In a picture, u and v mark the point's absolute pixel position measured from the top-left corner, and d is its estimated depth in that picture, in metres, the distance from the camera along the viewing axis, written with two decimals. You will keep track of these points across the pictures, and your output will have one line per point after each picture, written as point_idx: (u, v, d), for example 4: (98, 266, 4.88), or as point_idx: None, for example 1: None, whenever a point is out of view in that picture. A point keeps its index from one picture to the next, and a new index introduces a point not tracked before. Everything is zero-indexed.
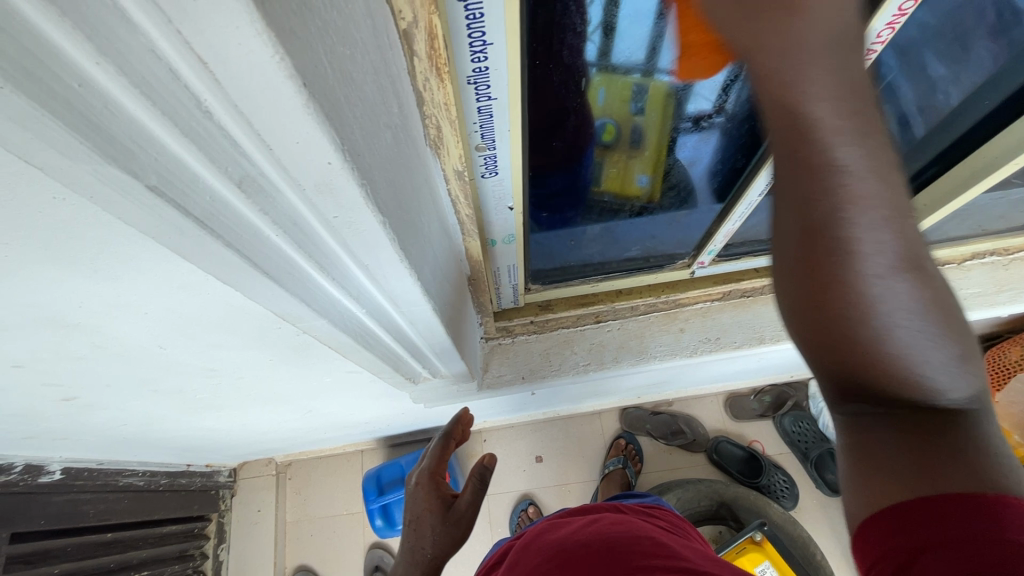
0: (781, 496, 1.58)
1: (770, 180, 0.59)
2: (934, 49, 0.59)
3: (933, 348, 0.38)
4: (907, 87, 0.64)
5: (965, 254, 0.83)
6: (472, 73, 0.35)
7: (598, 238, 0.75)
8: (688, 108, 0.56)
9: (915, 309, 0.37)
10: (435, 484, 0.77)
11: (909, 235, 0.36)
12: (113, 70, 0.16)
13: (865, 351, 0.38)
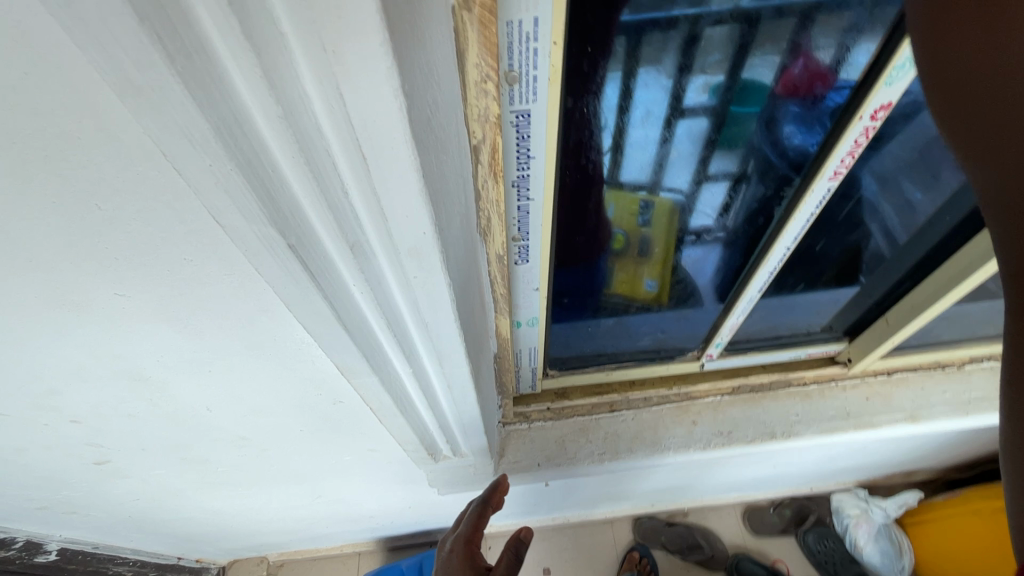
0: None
1: (768, 279, 0.66)
2: (908, 177, 0.73)
3: None
4: (888, 207, 0.76)
5: (963, 358, 0.88)
6: (516, 178, 0.44)
7: (612, 329, 0.86)
8: (693, 222, 0.74)
9: None
10: (471, 553, 0.66)
11: None
12: (301, 161, 0.24)
13: None
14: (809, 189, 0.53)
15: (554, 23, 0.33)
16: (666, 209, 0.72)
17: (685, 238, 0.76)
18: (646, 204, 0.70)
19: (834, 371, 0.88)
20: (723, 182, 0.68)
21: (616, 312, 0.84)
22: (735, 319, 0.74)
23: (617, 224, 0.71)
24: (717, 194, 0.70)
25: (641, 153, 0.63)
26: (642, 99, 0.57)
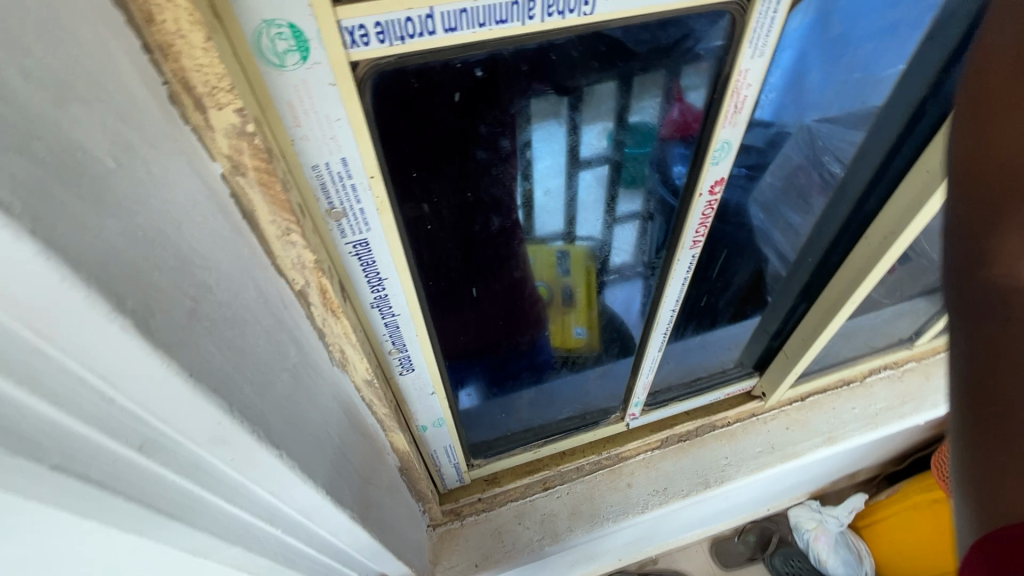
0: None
1: (665, 336, 0.65)
2: (787, 205, 0.73)
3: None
4: (778, 233, 0.75)
5: (865, 371, 0.93)
6: (373, 299, 0.41)
7: (532, 399, 0.82)
8: (614, 261, 0.58)
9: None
10: None
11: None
12: (28, 391, 0.19)
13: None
14: (675, 260, 0.53)
15: (365, 162, 0.32)
16: (580, 257, 0.57)
17: (606, 280, 0.61)
18: (563, 254, 0.56)
19: (753, 406, 0.90)
20: (633, 223, 0.53)
21: (536, 379, 0.79)
22: (645, 377, 0.74)
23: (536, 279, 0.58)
24: (633, 235, 0.55)
25: (547, 206, 0.49)
26: (545, 168, 0.45)
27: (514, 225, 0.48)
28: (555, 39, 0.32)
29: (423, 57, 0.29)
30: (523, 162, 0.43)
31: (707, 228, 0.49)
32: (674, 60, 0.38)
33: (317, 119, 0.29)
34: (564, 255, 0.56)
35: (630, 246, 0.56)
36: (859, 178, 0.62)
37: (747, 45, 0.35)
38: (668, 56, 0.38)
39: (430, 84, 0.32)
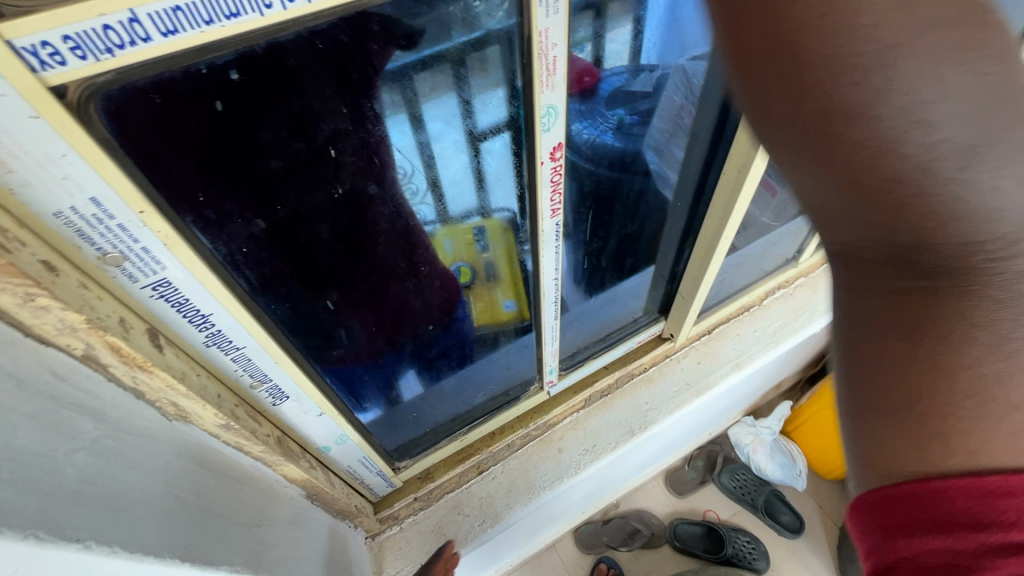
0: (753, 559, 1.55)
1: (556, 304, 0.65)
2: (674, 142, 0.73)
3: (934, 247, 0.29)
4: (671, 172, 0.75)
5: (760, 295, 0.99)
6: (204, 338, 0.37)
7: (456, 389, 0.85)
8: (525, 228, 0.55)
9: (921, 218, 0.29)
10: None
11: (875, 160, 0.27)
12: None
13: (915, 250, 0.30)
14: (540, 231, 0.52)
15: (123, 196, 0.28)
16: (497, 230, 0.57)
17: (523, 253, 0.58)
18: (478, 231, 0.57)
19: (665, 348, 0.93)
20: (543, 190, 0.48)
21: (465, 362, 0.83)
22: (551, 347, 0.75)
23: (455, 258, 0.60)
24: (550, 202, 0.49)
25: (455, 182, 0.50)
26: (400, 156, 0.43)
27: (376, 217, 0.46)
28: (312, 27, 0.29)
29: (150, 69, 0.25)
30: (416, 138, 0.43)
31: (561, 196, 0.48)
32: (491, 33, 0.37)
33: (33, 160, 0.24)
34: (479, 232, 0.57)
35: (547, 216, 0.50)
36: (706, 124, 0.62)
37: (537, 6, 0.33)
38: (480, 29, 0.36)
39: (180, 96, 0.28)
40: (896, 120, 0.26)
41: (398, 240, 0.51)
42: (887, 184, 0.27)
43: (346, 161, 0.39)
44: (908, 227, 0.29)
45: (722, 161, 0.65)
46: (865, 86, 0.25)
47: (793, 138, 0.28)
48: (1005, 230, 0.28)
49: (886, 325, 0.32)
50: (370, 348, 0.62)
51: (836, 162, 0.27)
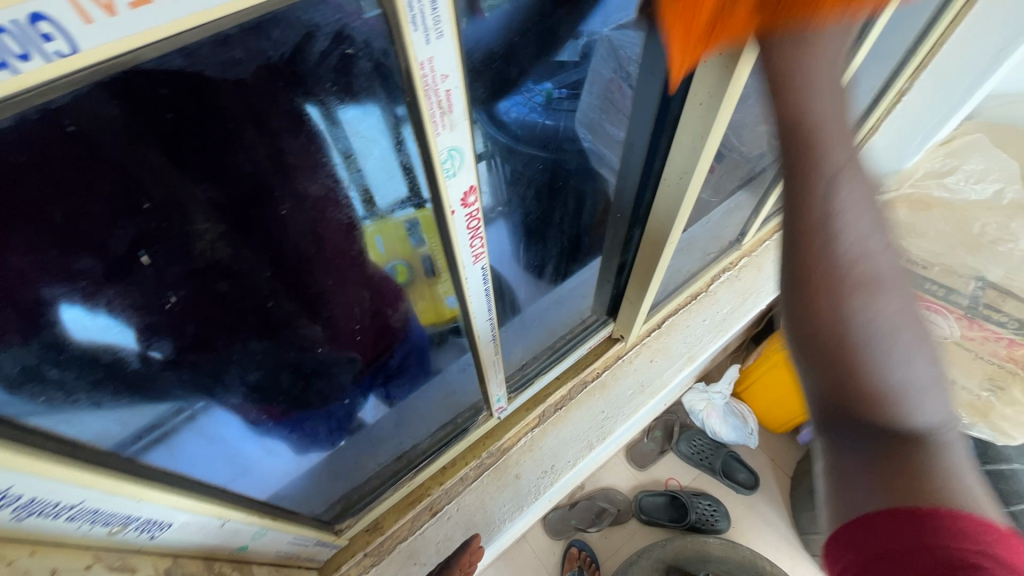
0: (716, 519, 1.60)
1: (495, 340, 0.57)
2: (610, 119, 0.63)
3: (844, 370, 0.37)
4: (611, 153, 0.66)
5: (707, 281, 0.96)
6: (11, 515, 0.27)
7: (397, 419, 0.78)
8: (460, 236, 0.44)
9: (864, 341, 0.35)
10: None
11: (805, 313, 0.38)
12: None
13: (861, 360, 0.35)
14: (464, 280, 0.43)
15: None
16: (431, 223, 0.44)
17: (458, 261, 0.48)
18: (411, 225, 0.45)
19: (617, 349, 0.89)
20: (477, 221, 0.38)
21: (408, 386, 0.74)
22: (495, 379, 0.67)
23: (388, 256, 0.49)
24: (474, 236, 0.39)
25: (384, 175, 0.39)
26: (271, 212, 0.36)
27: (252, 283, 0.39)
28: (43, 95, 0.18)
29: None
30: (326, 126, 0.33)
31: (483, 241, 0.40)
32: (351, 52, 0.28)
33: None
34: (412, 226, 0.45)
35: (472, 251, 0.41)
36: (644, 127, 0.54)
37: (409, 28, 0.24)
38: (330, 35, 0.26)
39: None
40: (848, 241, 0.36)
41: (289, 296, 0.44)
42: (841, 294, 0.36)
43: (196, 231, 0.32)
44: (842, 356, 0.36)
45: (663, 166, 0.57)
46: (820, 227, 0.36)
47: (798, 277, 0.38)
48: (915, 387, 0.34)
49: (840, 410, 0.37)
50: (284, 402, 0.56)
51: (805, 303, 0.38)
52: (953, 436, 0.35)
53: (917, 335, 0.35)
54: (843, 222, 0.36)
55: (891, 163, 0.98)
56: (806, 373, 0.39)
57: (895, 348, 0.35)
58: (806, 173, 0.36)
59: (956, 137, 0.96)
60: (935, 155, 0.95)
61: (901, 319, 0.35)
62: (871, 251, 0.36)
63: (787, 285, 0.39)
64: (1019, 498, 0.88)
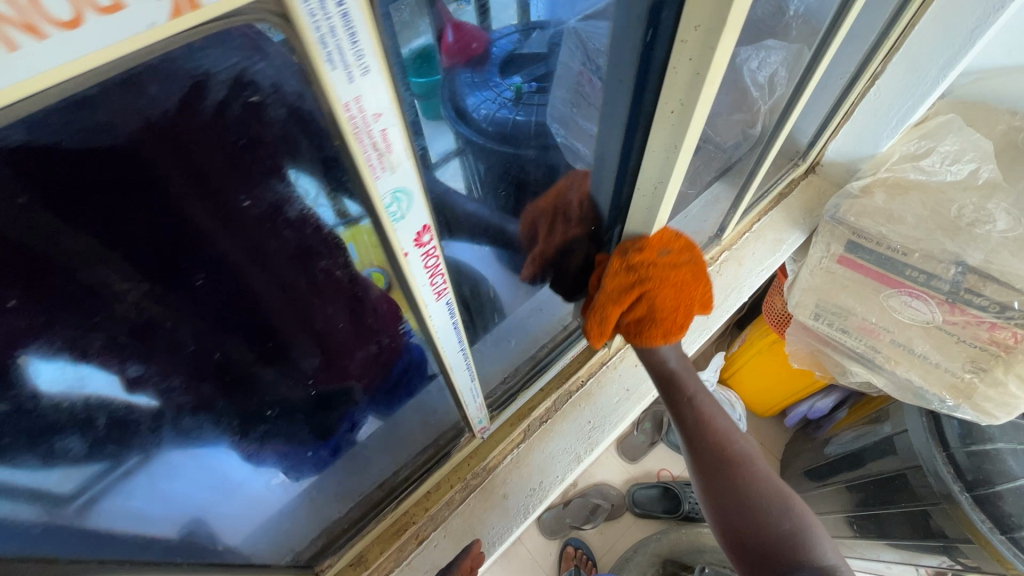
0: None
1: (470, 369, 0.53)
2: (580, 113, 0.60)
3: (760, 502, 0.63)
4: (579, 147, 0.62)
5: None
6: None
7: (379, 445, 0.75)
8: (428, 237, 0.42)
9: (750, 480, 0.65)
10: None
11: (716, 462, 0.67)
12: None
13: (756, 500, 0.63)
14: (429, 319, 0.40)
15: None
16: None
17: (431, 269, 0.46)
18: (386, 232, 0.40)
19: (601, 355, 0.87)
20: (435, 258, 0.34)
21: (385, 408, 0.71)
22: (474, 406, 0.63)
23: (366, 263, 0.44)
24: (433, 275, 0.35)
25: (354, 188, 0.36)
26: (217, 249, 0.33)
27: (191, 334, 0.37)
28: None
29: None
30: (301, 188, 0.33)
31: (444, 278, 0.36)
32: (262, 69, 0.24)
33: None
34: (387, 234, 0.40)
35: (433, 291, 0.37)
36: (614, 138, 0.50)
37: (322, 64, 0.20)
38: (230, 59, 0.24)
39: None
40: (723, 426, 0.69)
41: (253, 332, 0.41)
42: (728, 457, 0.66)
43: (115, 292, 0.30)
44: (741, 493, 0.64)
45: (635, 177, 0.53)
46: (697, 406, 0.70)
47: (705, 445, 0.68)
48: (791, 525, 0.61)
49: (754, 535, 0.62)
50: (268, 443, 0.55)
51: (714, 453, 0.67)
52: (845, 572, 0.58)
53: (790, 497, 0.64)
54: (718, 417, 0.70)
55: (867, 149, 0.98)
56: (726, 504, 0.65)
57: (774, 506, 0.63)
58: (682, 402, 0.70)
59: (930, 117, 0.94)
60: (909, 138, 0.94)
61: (764, 474, 0.65)
62: (729, 428, 0.69)
63: (702, 445, 0.68)
64: (1005, 477, 0.88)
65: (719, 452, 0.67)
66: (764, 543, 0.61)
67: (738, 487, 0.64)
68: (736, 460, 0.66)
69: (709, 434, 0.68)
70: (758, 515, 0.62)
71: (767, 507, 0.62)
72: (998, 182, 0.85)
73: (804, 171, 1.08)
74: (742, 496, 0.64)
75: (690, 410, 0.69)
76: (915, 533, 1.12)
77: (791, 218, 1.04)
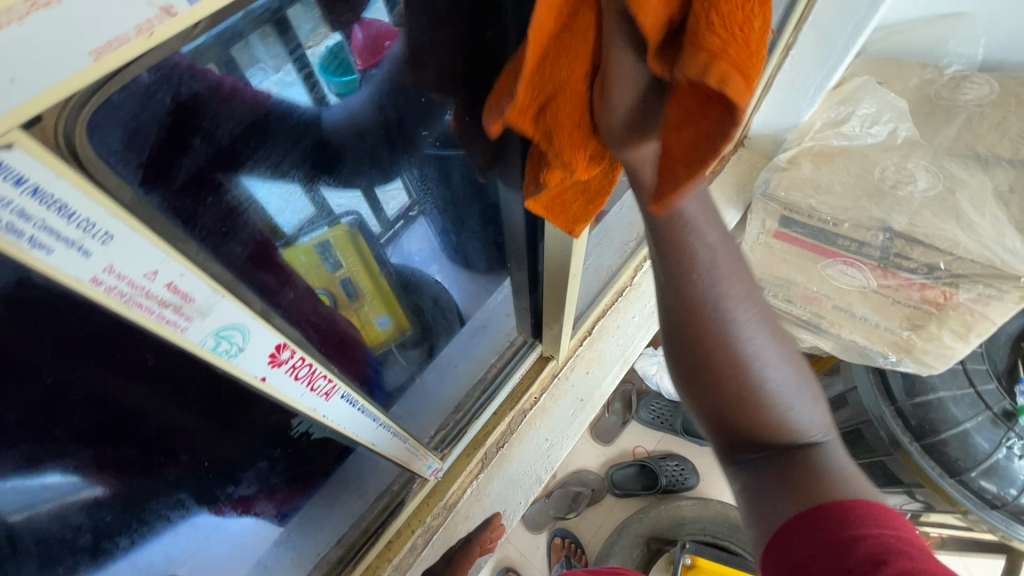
0: (686, 477, 1.62)
1: (399, 432, 0.50)
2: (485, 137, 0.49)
3: (773, 376, 0.44)
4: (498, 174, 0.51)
5: (631, 272, 0.91)
6: None
7: (329, 507, 0.70)
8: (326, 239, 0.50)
9: (754, 360, 0.43)
10: None
11: (693, 355, 0.44)
12: None
13: (748, 385, 0.43)
14: (324, 416, 0.35)
15: None
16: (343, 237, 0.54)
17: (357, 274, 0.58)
18: (323, 247, 0.51)
19: (551, 368, 0.84)
20: (306, 366, 0.30)
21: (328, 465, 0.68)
22: (416, 458, 0.60)
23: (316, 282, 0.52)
24: (308, 382, 0.31)
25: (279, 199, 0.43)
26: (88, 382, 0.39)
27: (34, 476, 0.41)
28: None
29: None
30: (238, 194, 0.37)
31: (325, 380, 0.32)
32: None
33: None
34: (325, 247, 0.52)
35: (319, 395, 0.33)
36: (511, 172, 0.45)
37: (20, 253, 0.15)
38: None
39: None
40: (736, 306, 0.42)
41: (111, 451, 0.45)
42: (723, 339, 0.42)
43: None
44: (732, 389, 0.43)
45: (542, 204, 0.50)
46: (678, 261, 0.40)
47: (682, 336, 0.44)
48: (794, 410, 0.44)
49: (724, 425, 0.46)
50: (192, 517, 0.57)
51: (696, 340, 0.43)
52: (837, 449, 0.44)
53: (792, 364, 0.45)
54: (723, 288, 0.42)
55: (790, 118, 0.98)
56: (724, 398, 0.44)
57: (780, 389, 0.44)
58: (672, 270, 0.41)
59: (847, 80, 0.93)
60: (829, 105, 0.93)
61: (772, 363, 0.43)
62: (740, 297, 0.42)
63: (675, 333, 0.45)
64: (949, 425, 0.92)
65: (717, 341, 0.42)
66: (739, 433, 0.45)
67: (737, 381, 0.43)
68: (728, 347, 0.42)
69: (708, 314, 0.42)
70: (750, 405, 0.43)
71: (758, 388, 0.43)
72: (915, 141, 0.86)
73: (733, 146, 1.07)
74: (718, 387, 0.44)
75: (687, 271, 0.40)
76: (877, 480, 1.15)
77: (725, 197, 1.03)
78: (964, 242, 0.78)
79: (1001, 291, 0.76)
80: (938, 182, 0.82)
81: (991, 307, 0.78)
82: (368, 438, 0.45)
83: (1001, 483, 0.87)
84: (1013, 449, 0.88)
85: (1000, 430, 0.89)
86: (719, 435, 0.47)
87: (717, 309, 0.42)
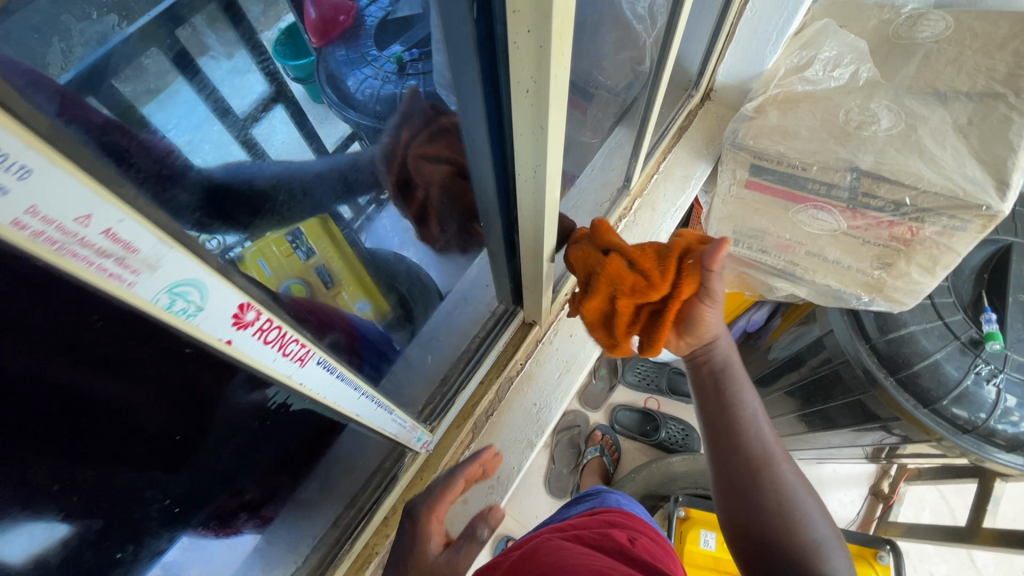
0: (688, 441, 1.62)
1: (383, 403, 0.49)
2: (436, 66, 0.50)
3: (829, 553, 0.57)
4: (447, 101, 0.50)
5: (606, 235, 0.94)
6: None
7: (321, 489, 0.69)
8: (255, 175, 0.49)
9: (788, 486, 0.60)
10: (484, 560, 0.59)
11: (739, 452, 0.62)
12: None
13: (781, 501, 0.59)
14: (299, 386, 0.34)
15: None
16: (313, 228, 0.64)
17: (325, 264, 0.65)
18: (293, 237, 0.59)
19: (534, 333, 0.84)
20: (273, 326, 0.28)
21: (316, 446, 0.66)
22: (402, 429, 0.60)
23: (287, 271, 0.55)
24: (277, 347, 0.30)
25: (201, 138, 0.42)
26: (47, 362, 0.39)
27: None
28: None
29: None
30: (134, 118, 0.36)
31: (297, 344, 0.31)
32: None
33: None
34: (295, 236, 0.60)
35: (291, 361, 0.31)
36: (477, 124, 0.44)
37: None
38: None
39: None
40: (791, 476, 0.61)
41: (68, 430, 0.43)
42: (746, 440, 0.63)
43: None
44: (755, 482, 0.60)
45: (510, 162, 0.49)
46: (704, 370, 0.68)
47: (708, 413, 0.67)
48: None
49: (743, 509, 0.61)
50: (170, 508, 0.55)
51: (731, 440, 0.64)
52: None
53: (832, 532, 0.59)
54: (787, 474, 0.61)
55: (755, 66, 0.99)
56: (749, 488, 0.61)
57: (830, 558, 0.56)
58: (698, 361, 0.68)
59: (808, 25, 0.95)
60: (791, 51, 0.95)
61: (824, 544, 0.57)
62: (797, 485, 0.60)
63: (706, 418, 0.67)
64: (921, 357, 0.95)
65: (740, 438, 0.63)
66: (753, 519, 0.60)
67: (762, 484, 0.60)
68: (749, 443, 0.63)
69: (718, 408, 0.66)
70: (767, 501, 0.59)
71: (774, 492, 0.59)
72: (877, 81, 0.87)
73: (700, 100, 1.08)
74: (741, 468, 0.62)
75: (703, 386, 0.68)
76: (857, 417, 1.18)
77: (695, 150, 1.04)
78: (927, 174, 0.78)
79: (965, 222, 0.77)
80: (900, 120, 0.83)
81: (955, 239, 0.79)
82: (352, 410, 0.44)
83: (971, 409, 0.92)
84: (981, 374, 0.91)
85: (969, 358, 0.93)
86: (740, 520, 0.61)
87: (731, 393, 0.66)
